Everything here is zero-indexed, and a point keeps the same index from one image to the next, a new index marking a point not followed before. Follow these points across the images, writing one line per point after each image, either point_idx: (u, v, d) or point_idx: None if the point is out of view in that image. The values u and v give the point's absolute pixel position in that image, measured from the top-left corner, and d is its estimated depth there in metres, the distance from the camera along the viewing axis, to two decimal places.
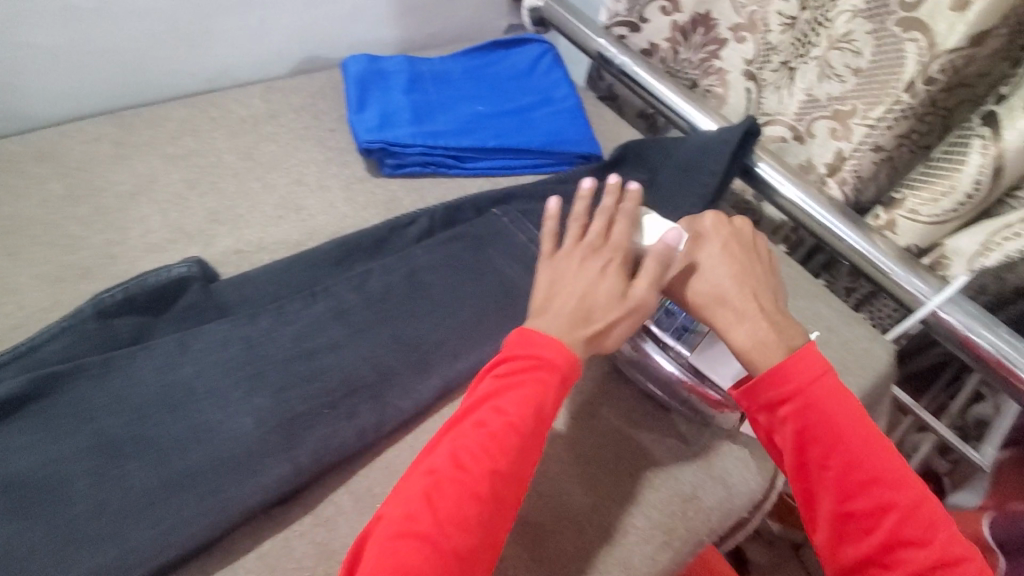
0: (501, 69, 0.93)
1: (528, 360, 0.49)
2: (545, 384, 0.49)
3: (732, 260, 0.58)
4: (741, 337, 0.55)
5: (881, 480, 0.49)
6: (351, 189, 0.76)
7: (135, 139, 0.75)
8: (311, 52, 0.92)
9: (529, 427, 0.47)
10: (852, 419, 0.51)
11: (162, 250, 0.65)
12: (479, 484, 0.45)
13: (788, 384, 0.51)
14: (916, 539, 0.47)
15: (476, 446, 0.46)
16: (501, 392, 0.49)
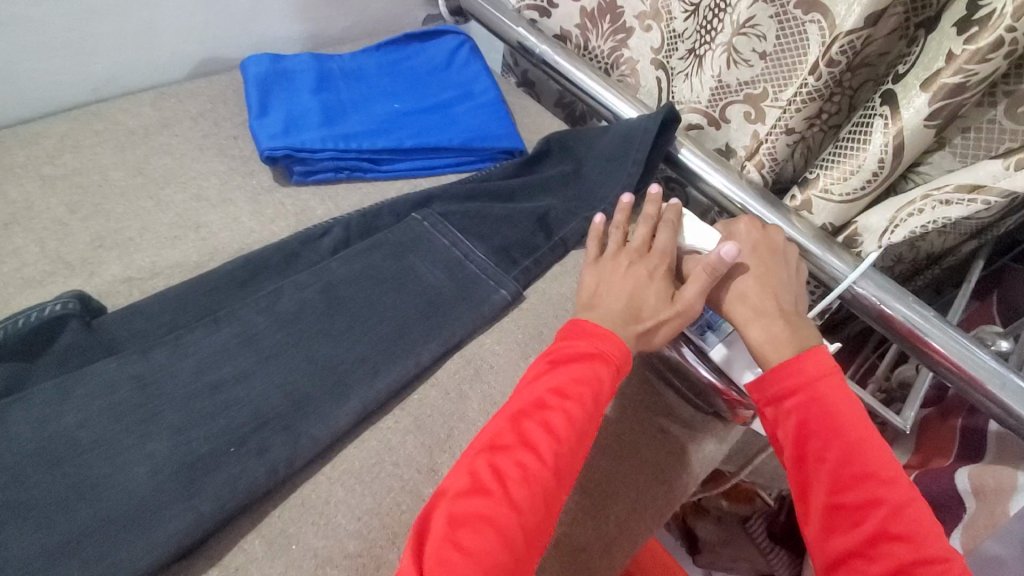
0: (418, 63, 0.88)
1: (585, 347, 0.52)
2: (605, 367, 0.52)
3: (758, 262, 0.61)
4: (756, 337, 0.57)
5: (876, 476, 0.48)
6: (258, 201, 0.71)
7: (5, 161, 0.67)
8: (207, 53, 0.85)
9: (590, 410, 0.50)
10: (857, 416, 0.51)
11: (39, 285, 0.59)
12: (546, 460, 0.46)
13: (797, 376, 0.53)
14: (906, 535, 0.45)
15: (542, 427, 0.48)
16: (560, 373, 0.51)
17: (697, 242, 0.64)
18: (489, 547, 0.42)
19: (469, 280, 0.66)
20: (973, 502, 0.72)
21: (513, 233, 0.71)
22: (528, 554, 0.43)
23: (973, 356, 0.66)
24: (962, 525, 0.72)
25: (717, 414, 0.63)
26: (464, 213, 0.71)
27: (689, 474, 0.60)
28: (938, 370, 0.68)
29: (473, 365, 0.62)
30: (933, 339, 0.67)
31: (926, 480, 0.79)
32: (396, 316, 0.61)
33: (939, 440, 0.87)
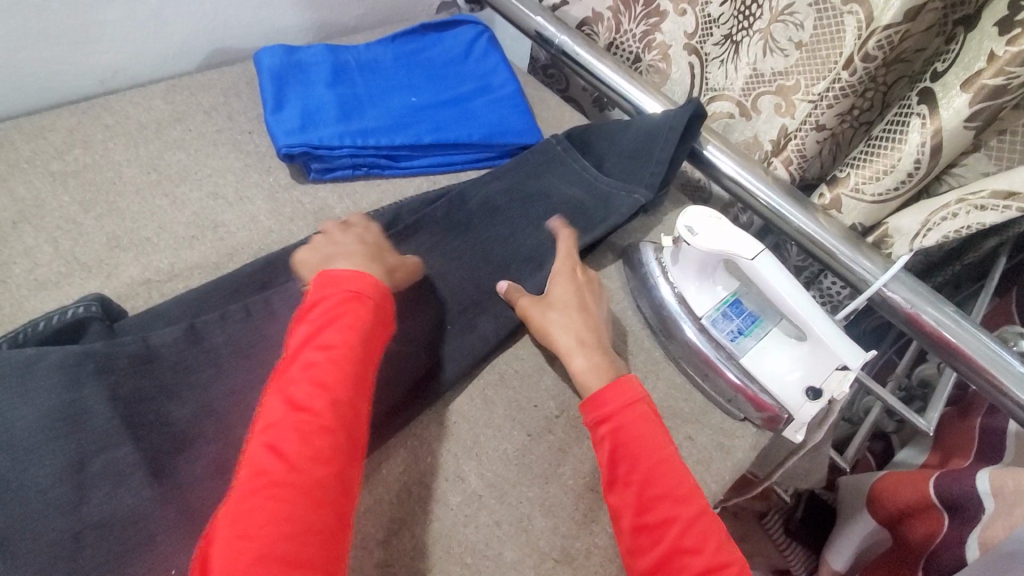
0: (435, 54, 0.86)
1: (340, 292, 0.51)
2: (357, 304, 0.51)
3: (580, 297, 0.62)
4: (578, 364, 0.57)
5: (669, 495, 0.49)
6: (276, 199, 0.69)
7: (14, 156, 0.65)
8: (218, 43, 0.83)
9: (358, 346, 0.49)
10: (652, 437, 0.52)
11: (55, 287, 0.57)
12: (327, 409, 0.46)
13: (603, 408, 0.53)
14: (695, 547, 0.46)
15: (312, 384, 0.47)
16: (320, 328, 0.49)
17: (723, 244, 0.58)
18: (294, 518, 0.41)
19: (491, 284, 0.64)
20: (991, 503, 0.71)
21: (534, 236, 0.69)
22: (344, 502, 0.44)
23: (1001, 362, 0.64)
24: (979, 525, 0.72)
25: (746, 419, 0.61)
26: (482, 213, 0.69)
27: (719, 483, 0.58)
28: (960, 371, 0.67)
29: (497, 370, 0.61)
30: (963, 345, 0.66)
31: (946, 480, 0.78)
32: (418, 318, 0.60)
33: (958, 439, 0.86)
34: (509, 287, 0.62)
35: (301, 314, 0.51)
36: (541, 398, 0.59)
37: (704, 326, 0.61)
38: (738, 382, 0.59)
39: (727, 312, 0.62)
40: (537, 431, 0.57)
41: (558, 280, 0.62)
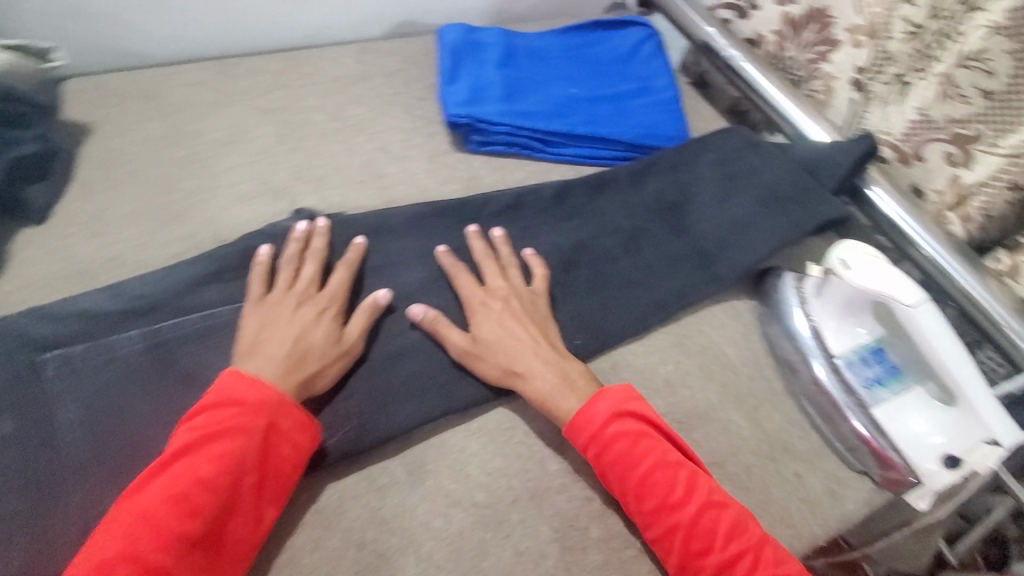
0: (601, 51, 0.87)
1: (232, 409, 0.45)
2: (245, 424, 0.45)
3: (535, 321, 0.58)
4: (539, 384, 0.54)
5: (666, 505, 0.48)
6: (435, 161, 0.75)
7: (234, 88, 0.76)
8: (407, 16, 0.90)
9: (240, 471, 0.44)
10: (635, 451, 0.50)
11: (250, 201, 0.66)
12: (193, 516, 0.41)
13: (580, 432, 0.51)
14: (705, 545, 0.47)
15: (169, 506, 0.41)
16: (202, 442, 0.44)
17: (880, 285, 0.55)
18: None
19: (620, 278, 0.66)
20: None
21: (667, 242, 0.70)
22: None
23: None
24: None
25: (864, 471, 0.58)
26: (622, 209, 0.71)
27: (823, 527, 0.55)
28: None
29: (611, 360, 0.62)
30: None
31: None
32: (553, 297, 0.63)
33: None
34: (426, 312, 0.56)
35: (189, 417, 0.46)
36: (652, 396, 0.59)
37: (837, 364, 0.60)
38: (864, 434, 0.57)
39: (865, 357, 0.59)
40: None
41: (495, 310, 0.57)
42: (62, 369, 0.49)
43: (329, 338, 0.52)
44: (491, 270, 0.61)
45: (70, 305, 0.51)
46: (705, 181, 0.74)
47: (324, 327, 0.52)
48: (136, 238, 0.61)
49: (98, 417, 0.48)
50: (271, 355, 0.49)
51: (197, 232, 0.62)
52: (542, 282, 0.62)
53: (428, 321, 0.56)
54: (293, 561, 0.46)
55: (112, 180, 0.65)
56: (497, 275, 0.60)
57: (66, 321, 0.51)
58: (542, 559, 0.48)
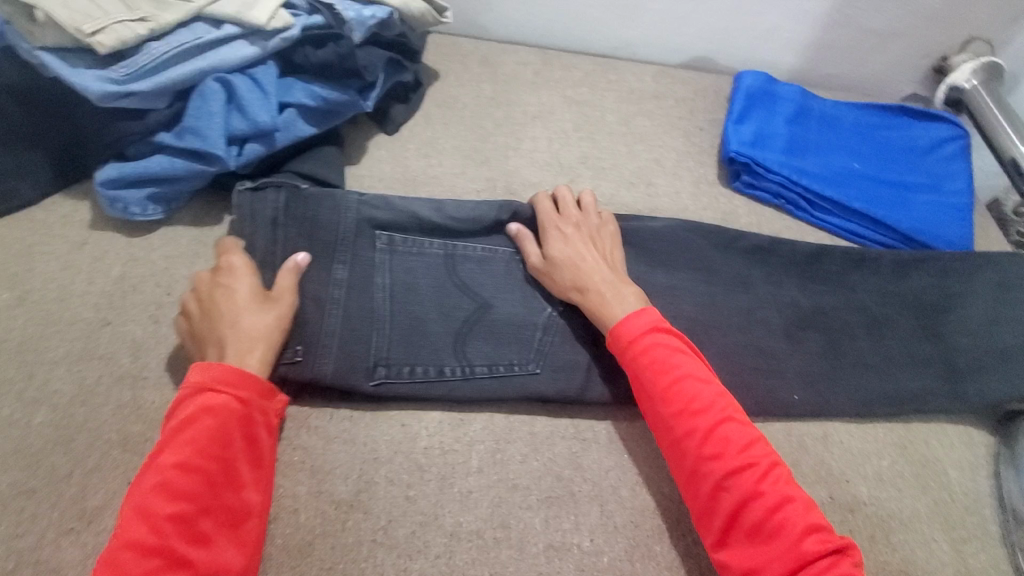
0: (898, 136, 0.85)
1: (204, 396, 0.45)
2: (219, 405, 0.45)
3: (603, 251, 0.60)
4: (599, 298, 0.56)
5: (686, 409, 0.49)
6: (700, 187, 0.79)
7: (550, 75, 0.88)
8: (707, 52, 0.94)
9: (216, 445, 0.44)
10: (664, 358, 0.51)
11: (540, 169, 0.77)
12: (185, 499, 0.42)
13: (617, 335, 0.53)
14: (717, 452, 0.47)
15: (161, 491, 0.41)
16: (178, 428, 0.44)
17: None
18: None
19: (854, 356, 0.64)
20: None
21: (913, 341, 0.66)
22: None
23: None
24: None
25: None
26: (884, 293, 0.68)
27: None
28: None
29: (822, 429, 0.61)
30: None
31: None
32: (784, 347, 0.63)
33: None
34: (511, 226, 0.61)
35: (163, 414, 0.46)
36: (852, 478, 0.59)
37: None
38: None
39: None
40: (837, 499, 0.57)
41: (568, 234, 0.60)
42: (388, 247, 0.58)
43: (250, 302, 0.50)
44: (571, 204, 0.63)
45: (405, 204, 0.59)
46: (960, 287, 0.69)
47: (261, 311, 0.50)
48: (453, 168, 0.75)
49: (397, 286, 0.57)
50: (213, 338, 0.49)
51: (496, 181, 0.75)
52: (610, 218, 0.63)
53: (516, 235, 0.61)
54: (504, 462, 0.53)
55: (446, 118, 0.80)
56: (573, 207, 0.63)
57: (401, 213, 0.59)
58: (707, 568, 0.51)
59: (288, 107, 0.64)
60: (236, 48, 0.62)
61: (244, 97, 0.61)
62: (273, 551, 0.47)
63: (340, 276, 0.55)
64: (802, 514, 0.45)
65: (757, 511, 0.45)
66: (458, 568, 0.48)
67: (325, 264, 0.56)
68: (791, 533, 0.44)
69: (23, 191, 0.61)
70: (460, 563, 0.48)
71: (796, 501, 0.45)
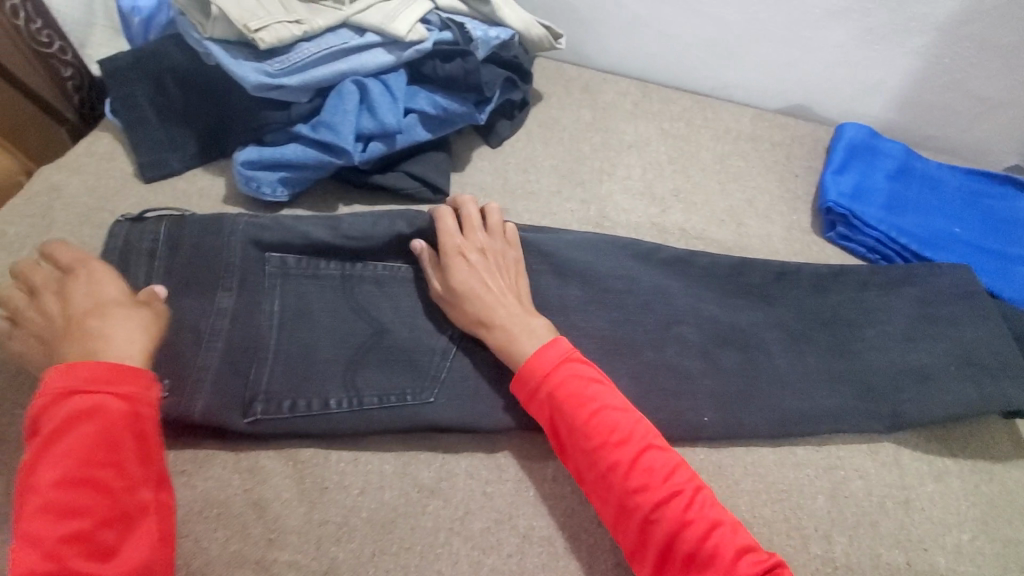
0: (1006, 206, 0.82)
1: (71, 404, 0.42)
2: (95, 407, 0.42)
3: (508, 278, 0.59)
4: (506, 334, 0.55)
5: (608, 442, 0.49)
6: (792, 233, 0.79)
7: (648, 107, 0.90)
8: (808, 101, 0.94)
9: (100, 449, 0.41)
10: (581, 390, 0.51)
11: (633, 196, 0.79)
12: (71, 515, 0.40)
13: (534, 370, 0.52)
14: (641, 484, 0.47)
15: (44, 510, 0.39)
16: (53, 442, 0.41)
17: None
18: None
19: (869, 414, 0.61)
20: None
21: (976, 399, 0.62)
22: None
23: None
24: None
25: None
26: (992, 363, 0.64)
27: None
28: None
29: (906, 494, 0.59)
30: None
31: None
32: (867, 405, 0.61)
33: None
34: (418, 248, 0.60)
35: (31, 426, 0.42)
36: (935, 549, 0.56)
37: None
38: None
39: None
40: (916, 566, 0.55)
41: (473, 262, 0.58)
42: (278, 270, 0.59)
43: (120, 296, 0.49)
44: (476, 221, 0.61)
45: (296, 223, 0.60)
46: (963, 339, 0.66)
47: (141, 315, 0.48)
48: (549, 185, 0.78)
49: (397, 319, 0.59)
50: (79, 336, 0.45)
51: (590, 204, 0.77)
52: (511, 236, 0.62)
53: (426, 261, 0.60)
54: None
55: (546, 139, 0.83)
56: (476, 225, 0.61)
57: (288, 233, 0.59)
58: None
59: (411, 112, 0.69)
60: (375, 55, 0.67)
61: (375, 99, 0.66)
62: (358, 523, 0.50)
63: (225, 304, 0.56)
64: (732, 536, 0.45)
65: (690, 540, 0.45)
66: (528, 570, 0.49)
67: (208, 294, 0.56)
68: (725, 559, 0.44)
69: (172, 162, 0.68)
70: (530, 565, 0.50)
71: (723, 523, 0.46)
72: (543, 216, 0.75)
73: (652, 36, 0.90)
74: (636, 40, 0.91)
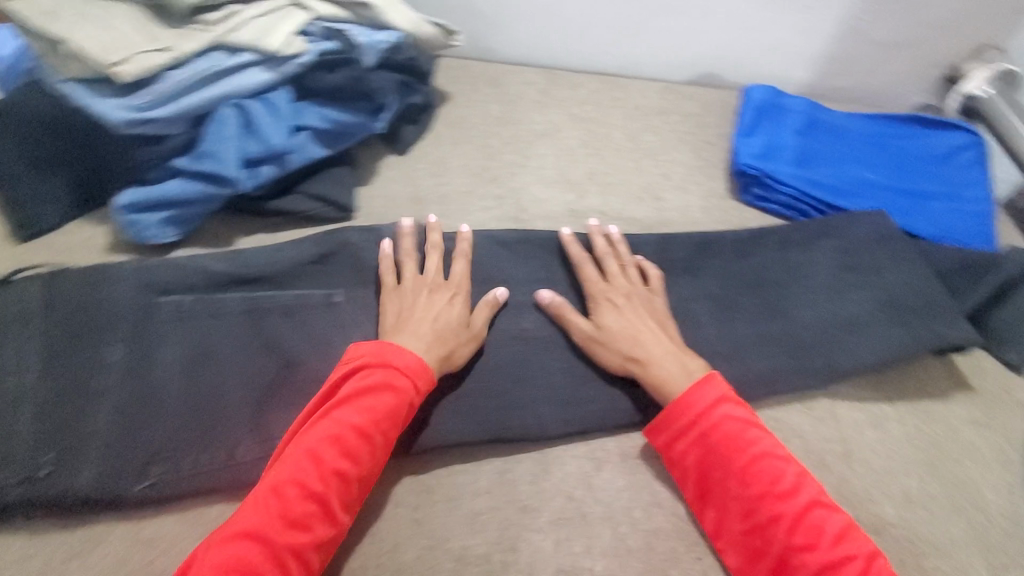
0: (914, 145, 0.83)
1: (380, 373, 0.49)
2: (392, 383, 0.49)
3: (652, 318, 0.58)
4: (662, 370, 0.54)
5: (771, 492, 0.47)
6: (710, 201, 0.79)
7: (557, 94, 0.89)
8: (714, 68, 0.94)
9: (389, 421, 0.48)
10: (739, 433, 0.50)
11: (549, 185, 0.77)
12: (347, 461, 0.46)
13: (684, 415, 0.51)
14: (808, 542, 0.45)
15: (331, 445, 0.46)
16: (359, 394, 0.48)
17: None
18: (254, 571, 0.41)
19: (806, 373, 0.60)
20: None
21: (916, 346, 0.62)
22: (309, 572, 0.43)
23: None
24: None
25: None
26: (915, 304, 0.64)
27: None
28: None
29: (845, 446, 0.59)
30: None
31: None
32: (799, 363, 0.61)
33: None
34: (550, 298, 0.58)
35: (346, 369, 0.50)
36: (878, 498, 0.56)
37: None
38: None
39: None
40: (862, 518, 0.55)
41: (615, 305, 0.58)
42: (174, 315, 0.55)
43: (456, 313, 0.55)
44: (613, 265, 0.61)
45: (190, 261, 0.58)
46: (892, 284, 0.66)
47: (453, 324, 0.54)
48: (461, 186, 0.75)
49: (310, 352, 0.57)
50: (407, 331, 0.53)
51: (505, 199, 0.75)
52: (657, 282, 0.61)
53: (558, 308, 0.58)
54: (513, 483, 0.52)
55: (455, 139, 0.81)
56: (618, 269, 0.60)
57: (179, 274, 0.57)
58: None
59: (301, 129, 0.65)
60: (251, 75, 0.64)
61: (259, 121, 0.62)
62: None
63: (114, 359, 0.53)
64: None
65: None
66: None
67: (95, 347, 0.53)
68: None
69: (46, 217, 0.63)
70: None
71: None
72: (459, 218, 0.72)
73: (551, 24, 0.88)
74: (538, 27, 0.89)
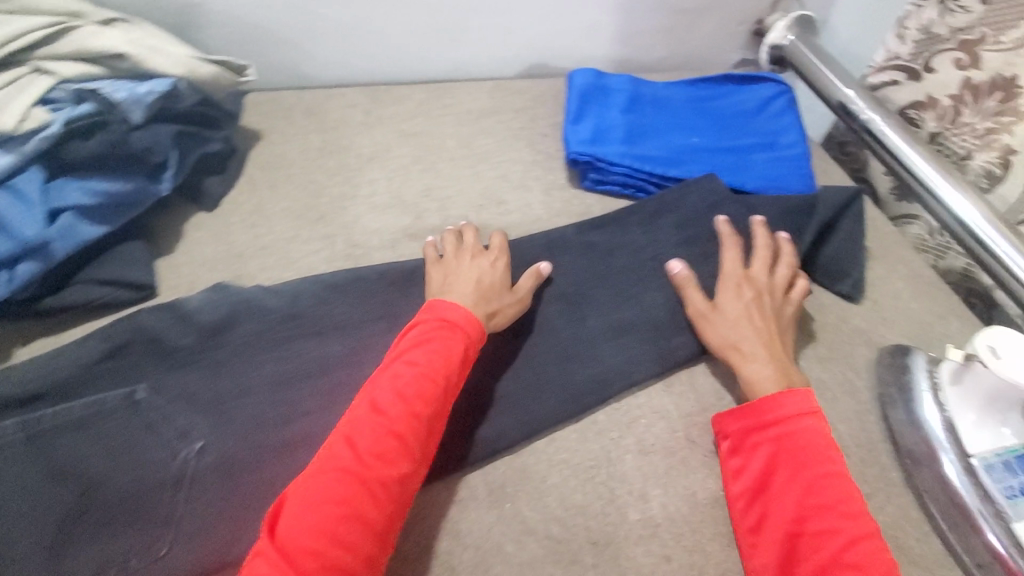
0: (729, 103, 0.87)
1: (436, 321, 0.51)
2: (446, 336, 0.50)
3: (768, 330, 0.59)
4: (753, 371, 0.56)
5: (837, 505, 0.47)
6: (551, 193, 0.78)
7: (382, 112, 0.84)
8: (539, 58, 0.93)
9: (454, 366, 0.49)
10: (825, 449, 0.50)
11: (383, 212, 0.73)
12: (423, 406, 0.47)
13: (768, 414, 0.53)
14: (857, 562, 0.44)
15: (396, 392, 0.47)
16: (415, 346, 0.50)
17: None
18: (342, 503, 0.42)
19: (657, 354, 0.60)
20: None
21: None
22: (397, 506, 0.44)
23: None
24: None
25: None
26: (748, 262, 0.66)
27: None
28: None
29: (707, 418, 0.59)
30: None
31: None
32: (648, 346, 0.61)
33: None
34: (681, 271, 0.63)
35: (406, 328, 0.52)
36: None
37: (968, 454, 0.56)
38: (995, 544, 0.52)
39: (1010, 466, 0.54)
40: None
41: (734, 299, 0.61)
42: None
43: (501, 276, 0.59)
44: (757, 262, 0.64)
45: None
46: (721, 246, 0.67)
47: (496, 285, 0.58)
48: (284, 232, 0.69)
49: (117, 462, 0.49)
50: (457, 291, 0.56)
51: (335, 236, 0.70)
52: (798, 291, 0.63)
53: (685, 284, 0.62)
54: None
55: (273, 181, 0.74)
56: (763, 264, 0.64)
57: None
58: None
59: (61, 212, 0.56)
60: None
61: (3, 215, 0.54)
62: None
63: None
64: None
65: None
66: None
67: None
68: None
69: None
70: None
71: None
72: (286, 268, 0.66)
73: (359, 40, 0.83)
74: (347, 45, 0.83)
